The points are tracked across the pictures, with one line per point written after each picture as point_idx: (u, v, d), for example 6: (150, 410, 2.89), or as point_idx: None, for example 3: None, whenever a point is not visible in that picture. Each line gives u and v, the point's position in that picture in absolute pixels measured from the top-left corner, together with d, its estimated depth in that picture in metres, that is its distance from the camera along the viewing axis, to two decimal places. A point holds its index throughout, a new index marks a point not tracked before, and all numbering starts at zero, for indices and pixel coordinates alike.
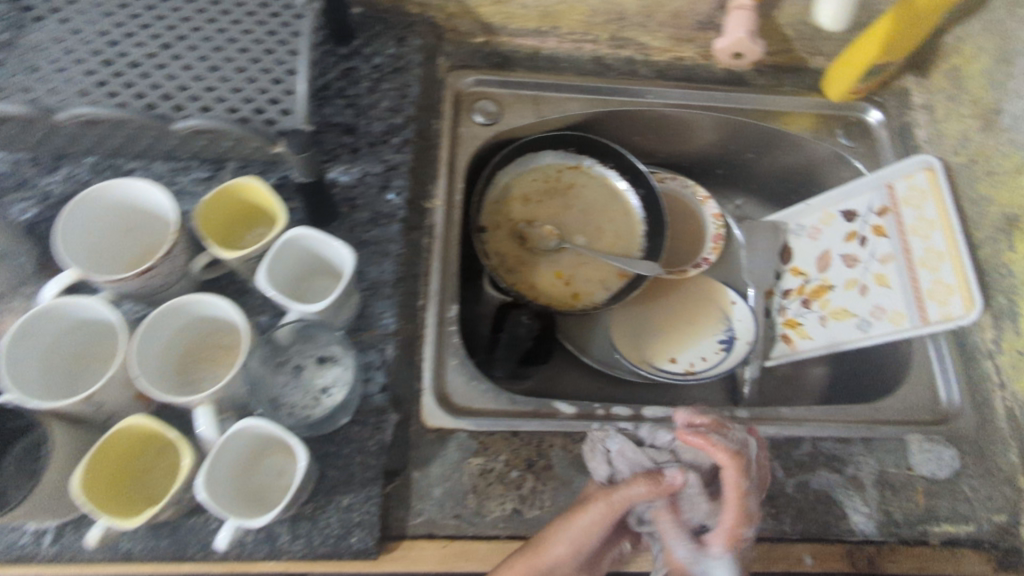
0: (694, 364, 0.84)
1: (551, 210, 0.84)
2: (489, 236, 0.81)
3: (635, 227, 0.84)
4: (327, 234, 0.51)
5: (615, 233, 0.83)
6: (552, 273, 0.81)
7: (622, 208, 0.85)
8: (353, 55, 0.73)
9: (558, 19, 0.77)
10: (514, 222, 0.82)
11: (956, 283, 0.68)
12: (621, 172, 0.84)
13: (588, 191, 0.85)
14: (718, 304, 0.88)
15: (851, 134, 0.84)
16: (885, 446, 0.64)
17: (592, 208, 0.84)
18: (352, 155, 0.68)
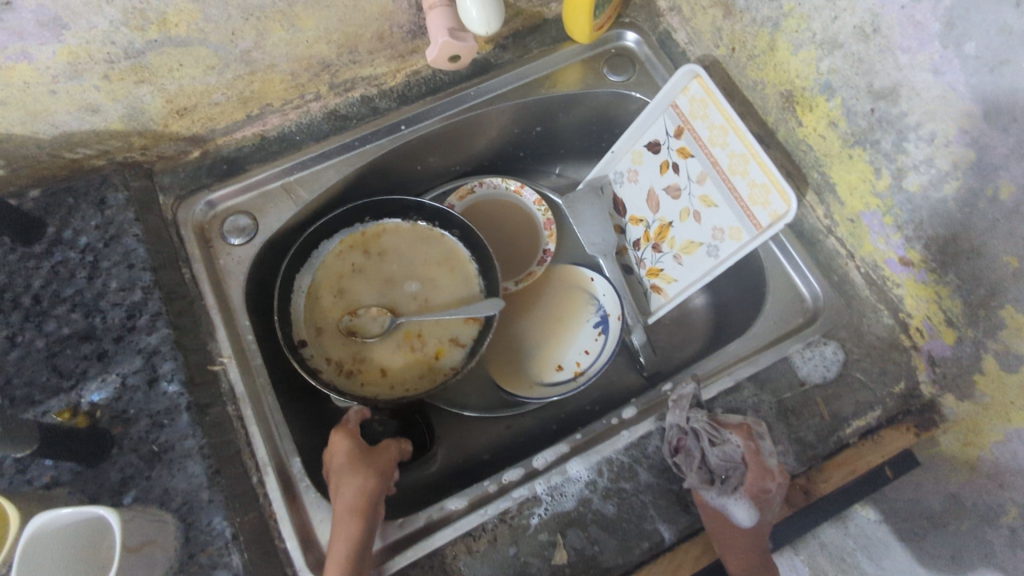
0: (580, 362, 0.78)
1: (371, 287, 0.73)
2: (316, 346, 0.70)
3: (466, 263, 0.75)
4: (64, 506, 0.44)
5: (448, 278, 0.74)
6: (399, 354, 0.71)
7: (446, 252, 0.75)
8: (52, 246, 0.61)
9: (259, 98, 0.66)
10: (337, 316, 0.71)
11: (768, 179, 0.62)
12: (430, 220, 0.76)
13: (403, 248, 0.75)
14: (579, 288, 0.83)
15: (617, 67, 0.77)
16: (773, 374, 0.61)
17: (414, 264, 0.75)
18: (101, 363, 0.57)
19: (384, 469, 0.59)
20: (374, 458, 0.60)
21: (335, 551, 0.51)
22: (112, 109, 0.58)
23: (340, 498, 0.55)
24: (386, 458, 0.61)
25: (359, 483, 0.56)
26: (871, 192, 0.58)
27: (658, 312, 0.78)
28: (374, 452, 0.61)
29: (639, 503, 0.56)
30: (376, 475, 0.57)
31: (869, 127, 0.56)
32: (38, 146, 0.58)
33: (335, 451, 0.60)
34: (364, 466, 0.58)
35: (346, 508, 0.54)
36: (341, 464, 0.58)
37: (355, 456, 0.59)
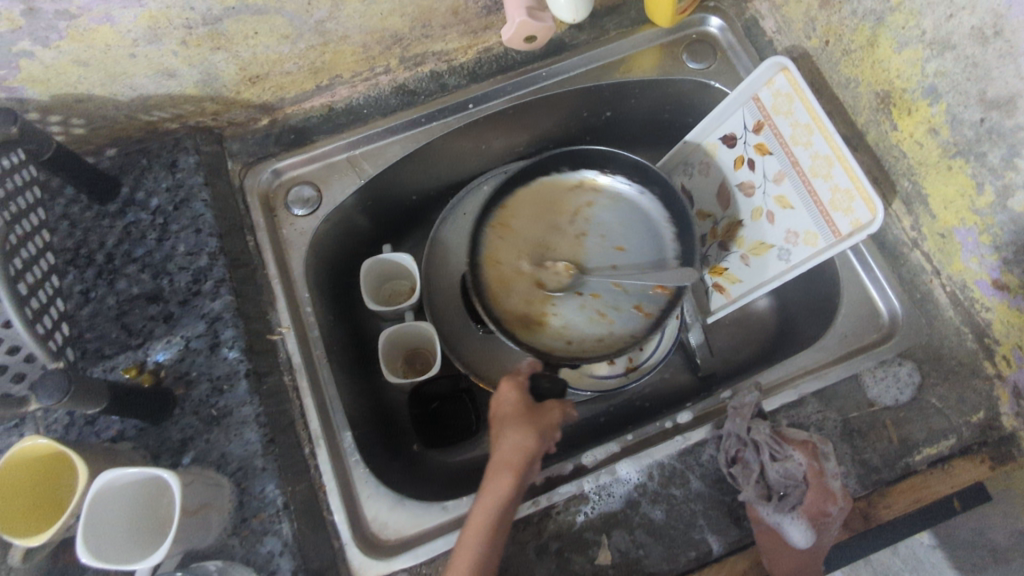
0: (633, 357, 0.76)
1: (599, 222, 0.73)
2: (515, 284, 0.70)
3: (644, 235, 0.72)
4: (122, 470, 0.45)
5: (623, 246, 0.72)
6: (580, 313, 0.70)
7: (615, 228, 0.73)
8: (126, 206, 0.62)
9: (330, 69, 0.65)
10: (515, 268, 0.71)
11: (853, 185, 0.59)
12: (630, 173, 0.73)
13: (580, 211, 0.74)
14: None
15: (697, 54, 0.73)
16: (840, 391, 0.58)
17: (592, 227, 0.73)
18: (167, 325, 0.59)
19: (549, 431, 0.51)
20: (544, 415, 0.52)
21: (479, 521, 0.46)
22: (188, 74, 0.58)
23: (498, 455, 0.49)
24: (554, 415, 0.52)
25: (525, 444, 0.48)
26: (969, 208, 0.54)
27: (718, 313, 0.75)
28: (544, 407, 0.53)
29: (688, 511, 0.55)
30: (539, 438, 0.50)
31: (975, 138, 0.51)
32: (117, 107, 0.59)
33: (505, 399, 0.53)
34: (531, 423, 0.50)
35: (500, 472, 0.47)
36: (507, 417, 0.52)
37: (519, 410, 0.52)
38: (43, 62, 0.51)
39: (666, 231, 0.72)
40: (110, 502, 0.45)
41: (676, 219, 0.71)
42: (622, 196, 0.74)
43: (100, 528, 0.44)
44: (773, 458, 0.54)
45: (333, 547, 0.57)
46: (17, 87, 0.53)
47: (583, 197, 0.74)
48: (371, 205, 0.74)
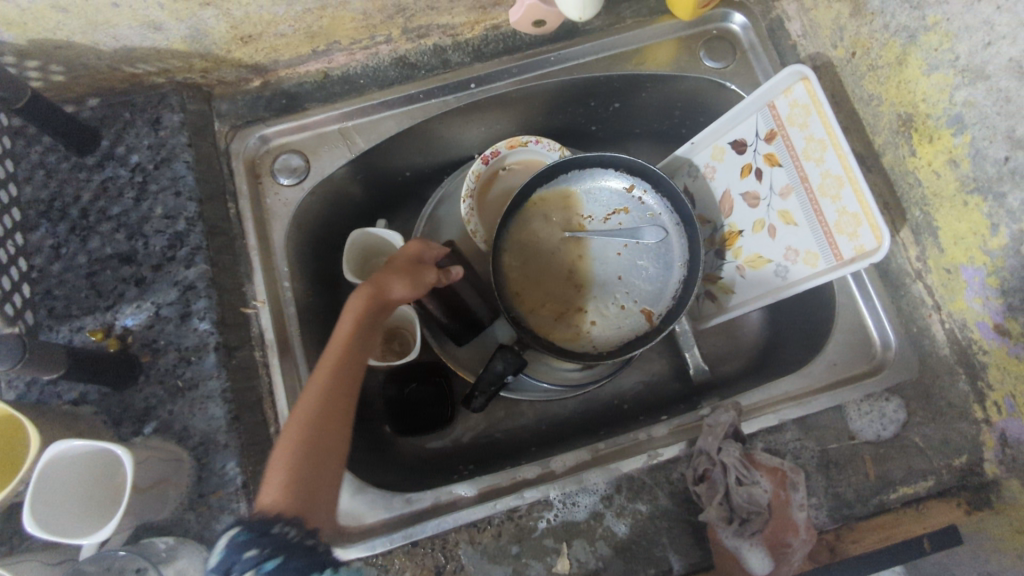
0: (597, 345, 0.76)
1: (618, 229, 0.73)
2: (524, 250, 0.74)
3: (667, 266, 0.72)
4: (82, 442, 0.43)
5: (630, 265, 0.73)
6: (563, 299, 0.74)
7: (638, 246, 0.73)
8: (104, 160, 0.60)
9: (327, 34, 0.62)
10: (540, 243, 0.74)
11: (861, 209, 0.57)
12: (669, 205, 0.72)
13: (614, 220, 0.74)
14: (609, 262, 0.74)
15: (715, 52, 0.70)
16: (822, 421, 0.56)
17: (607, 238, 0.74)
18: (138, 289, 0.57)
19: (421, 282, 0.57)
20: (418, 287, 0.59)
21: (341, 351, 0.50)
22: (174, 28, 0.55)
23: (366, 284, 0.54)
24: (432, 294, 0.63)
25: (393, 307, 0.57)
26: (980, 248, 0.51)
27: (713, 318, 0.73)
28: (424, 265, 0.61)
29: (653, 528, 0.54)
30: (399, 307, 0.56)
31: (996, 176, 0.48)
32: (98, 56, 0.56)
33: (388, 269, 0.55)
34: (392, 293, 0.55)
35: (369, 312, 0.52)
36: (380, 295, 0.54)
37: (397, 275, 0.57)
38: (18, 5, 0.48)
39: (680, 270, 0.72)
40: (60, 466, 0.44)
41: (693, 259, 0.71)
42: (658, 216, 0.72)
43: (49, 494, 0.43)
44: (739, 481, 0.53)
45: None
46: None
47: (628, 205, 0.73)
48: (361, 177, 0.72)
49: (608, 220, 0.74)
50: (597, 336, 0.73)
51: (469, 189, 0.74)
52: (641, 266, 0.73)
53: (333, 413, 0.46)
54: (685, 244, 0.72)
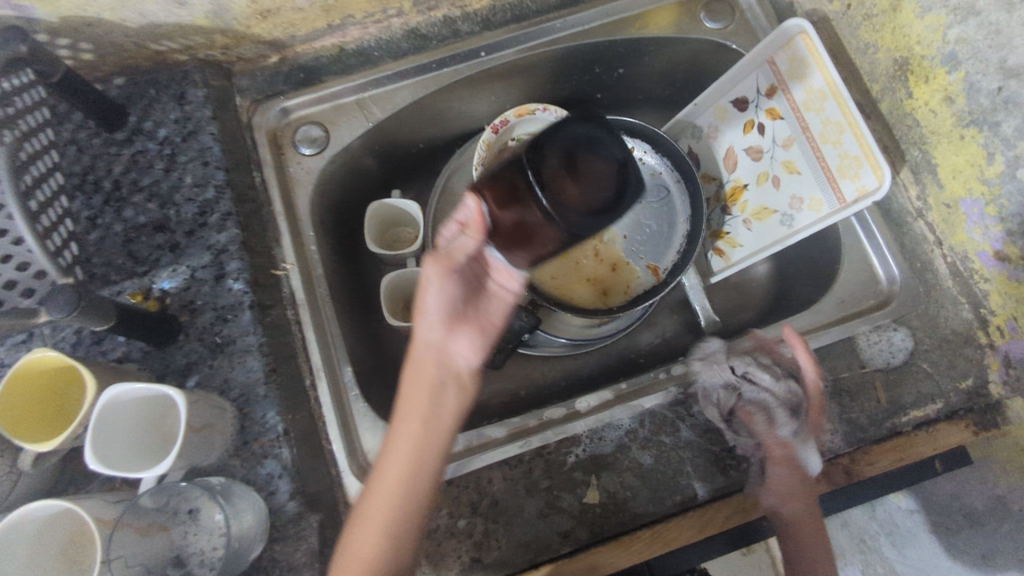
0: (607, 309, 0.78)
1: None
2: None
3: (670, 223, 0.76)
4: (142, 384, 0.46)
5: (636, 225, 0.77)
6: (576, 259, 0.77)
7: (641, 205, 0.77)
8: (133, 135, 0.62)
9: (341, 8, 0.63)
10: None
11: (862, 151, 0.59)
12: (669, 163, 0.75)
13: None
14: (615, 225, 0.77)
15: (715, 14, 0.72)
16: (833, 353, 0.59)
17: None
18: (173, 254, 0.59)
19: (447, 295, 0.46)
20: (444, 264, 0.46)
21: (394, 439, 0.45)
22: (198, 3, 0.57)
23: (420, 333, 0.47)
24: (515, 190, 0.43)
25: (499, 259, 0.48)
26: (978, 178, 0.54)
27: (720, 274, 0.76)
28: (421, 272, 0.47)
29: (676, 457, 0.57)
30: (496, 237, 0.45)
31: (991, 107, 0.51)
32: (125, 34, 0.58)
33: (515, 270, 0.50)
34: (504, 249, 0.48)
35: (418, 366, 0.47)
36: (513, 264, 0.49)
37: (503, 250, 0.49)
38: None
39: (683, 226, 0.75)
40: (115, 410, 0.46)
41: (694, 214, 0.74)
42: (659, 175, 0.76)
43: (105, 435, 0.45)
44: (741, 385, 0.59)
45: (331, 473, 0.59)
46: (26, 6, 0.52)
47: (629, 167, 0.77)
48: (377, 149, 0.75)
49: None
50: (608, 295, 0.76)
51: (482, 158, 0.76)
52: (645, 225, 0.77)
53: (400, 497, 0.44)
54: (686, 200, 0.75)
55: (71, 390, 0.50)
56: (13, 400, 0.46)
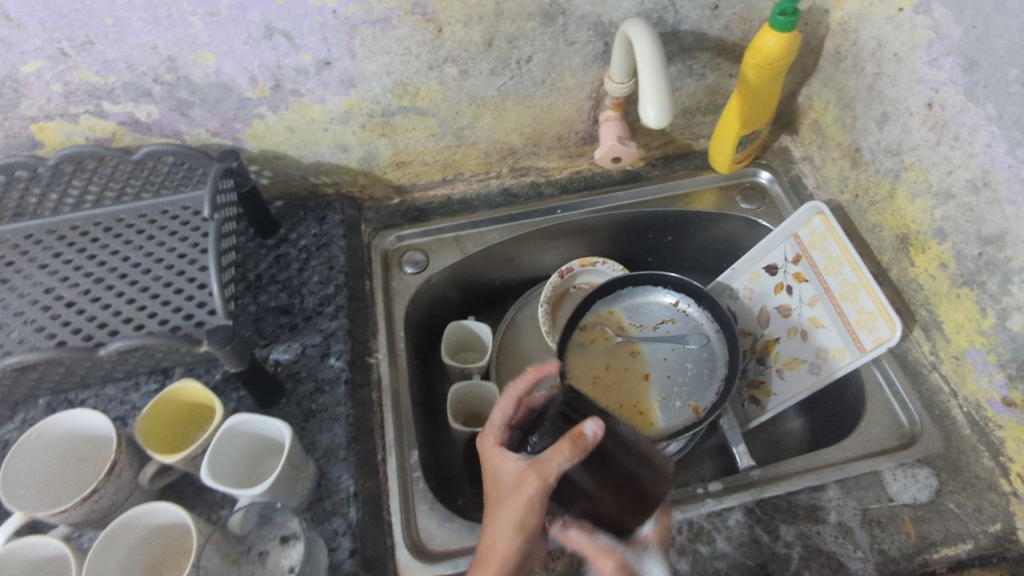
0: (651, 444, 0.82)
1: (666, 335, 0.87)
2: (589, 351, 0.86)
3: (712, 366, 0.84)
4: (268, 417, 0.56)
5: (680, 370, 0.85)
6: (625, 395, 0.83)
7: (684, 349, 0.86)
8: (280, 242, 0.79)
9: (457, 167, 0.85)
10: (606, 346, 0.87)
11: (876, 307, 0.71)
12: (710, 315, 0.86)
13: (666, 331, 0.87)
14: (659, 367, 0.85)
15: (749, 198, 0.89)
16: (860, 483, 0.64)
17: (660, 347, 0.86)
18: (291, 333, 0.72)
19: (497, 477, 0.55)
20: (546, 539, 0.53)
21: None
22: (356, 150, 0.78)
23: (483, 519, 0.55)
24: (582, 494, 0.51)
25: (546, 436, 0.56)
26: (976, 330, 0.64)
27: (758, 420, 0.82)
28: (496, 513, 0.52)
29: (712, 567, 0.59)
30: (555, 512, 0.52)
31: (976, 269, 0.62)
32: (298, 168, 0.79)
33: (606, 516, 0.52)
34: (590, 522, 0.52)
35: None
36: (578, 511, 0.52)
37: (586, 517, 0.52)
38: (267, 123, 0.72)
39: (722, 370, 0.83)
40: (232, 436, 0.57)
41: (731, 358, 0.82)
42: (700, 325, 0.87)
43: (220, 459, 0.55)
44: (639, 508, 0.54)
45: (386, 544, 0.63)
46: (242, 138, 0.73)
47: (673, 317, 0.88)
48: (462, 278, 0.89)
49: (659, 327, 0.88)
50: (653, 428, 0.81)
51: (547, 296, 0.89)
52: (687, 369, 0.84)
53: None
54: (726, 347, 0.84)
55: (193, 430, 0.61)
56: (153, 419, 0.57)
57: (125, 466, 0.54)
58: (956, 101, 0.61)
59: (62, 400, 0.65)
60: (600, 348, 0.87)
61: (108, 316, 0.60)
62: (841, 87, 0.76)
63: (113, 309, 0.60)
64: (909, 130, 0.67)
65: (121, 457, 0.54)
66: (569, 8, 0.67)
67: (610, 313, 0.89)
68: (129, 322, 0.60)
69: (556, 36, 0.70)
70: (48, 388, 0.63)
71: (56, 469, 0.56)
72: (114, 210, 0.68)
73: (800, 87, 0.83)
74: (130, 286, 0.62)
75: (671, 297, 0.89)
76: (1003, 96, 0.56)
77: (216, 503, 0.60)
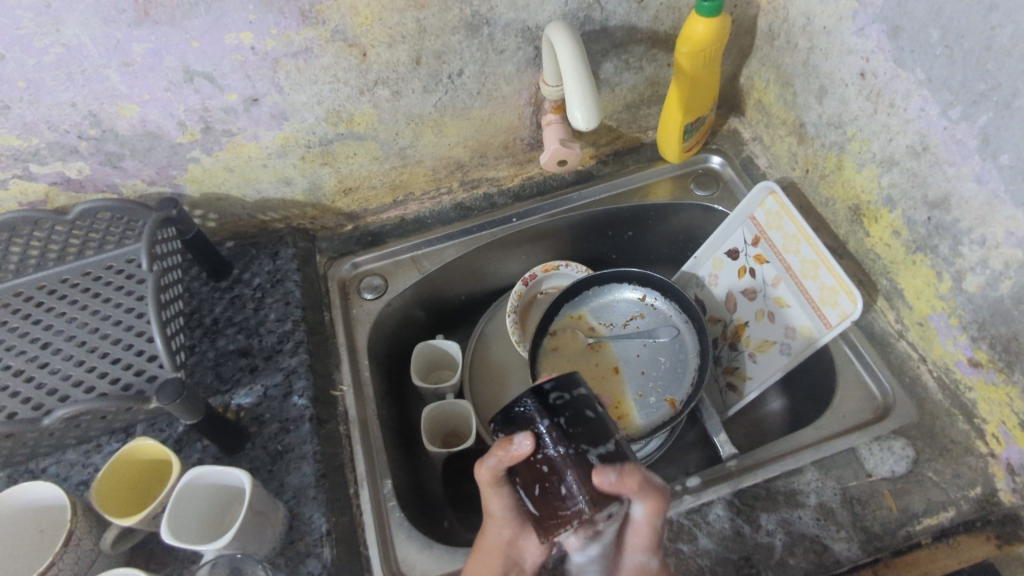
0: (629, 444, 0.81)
1: (636, 331, 0.86)
2: (560, 356, 0.85)
3: (685, 359, 0.83)
4: (222, 466, 0.55)
5: (651, 364, 0.84)
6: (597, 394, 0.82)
7: (656, 344, 0.85)
8: (234, 283, 0.78)
9: (406, 187, 0.84)
10: (575, 348, 0.86)
11: (837, 282, 0.70)
12: (678, 306, 0.85)
13: (634, 327, 0.87)
14: (631, 364, 0.84)
15: (702, 184, 0.88)
16: (838, 462, 0.63)
17: (630, 344, 0.86)
18: (252, 375, 0.70)
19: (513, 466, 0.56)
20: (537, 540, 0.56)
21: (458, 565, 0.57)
22: (299, 183, 0.77)
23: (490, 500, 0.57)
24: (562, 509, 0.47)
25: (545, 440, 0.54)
26: (936, 295, 0.63)
27: (735, 407, 0.81)
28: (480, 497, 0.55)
29: (696, 565, 0.58)
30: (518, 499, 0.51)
31: (927, 234, 0.62)
32: (243, 207, 0.78)
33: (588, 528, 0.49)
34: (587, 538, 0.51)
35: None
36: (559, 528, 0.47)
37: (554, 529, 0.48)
38: (203, 166, 0.71)
39: (695, 360, 0.82)
40: (193, 492, 0.55)
41: (703, 348, 0.82)
42: (669, 317, 0.86)
43: (180, 515, 0.54)
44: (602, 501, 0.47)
45: None
46: (180, 184, 0.72)
47: (640, 312, 0.87)
48: (425, 298, 0.88)
49: (628, 324, 0.87)
50: (628, 427, 0.80)
51: (513, 305, 0.88)
52: (661, 363, 0.84)
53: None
54: (697, 337, 0.83)
55: (155, 485, 0.59)
56: (110, 481, 0.55)
57: (84, 533, 0.53)
58: (886, 69, 0.61)
59: (22, 471, 0.64)
60: (570, 353, 0.85)
61: (57, 382, 0.58)
62: (778, 65, 0.75)
63: (62, 373, 0.59)
64: (847, 101, 0.67)
65: (78, 525, 0.53)
66: (492, 17, 0.66)
67: (578, 316, 0.88)
68: (79, 385, 0.58)
69: (484, 47, 0.69)
70: (2, 461, 0.61)
71: (15, 544, 0.54)
72: (55, 270, 0.66)
73: (740, 69, 0.82)
74: (78, 347, 0.60)
75: (638, 292, 0.88)
76: (930, 59, 0.56)
77: (187, 558, 0.59)
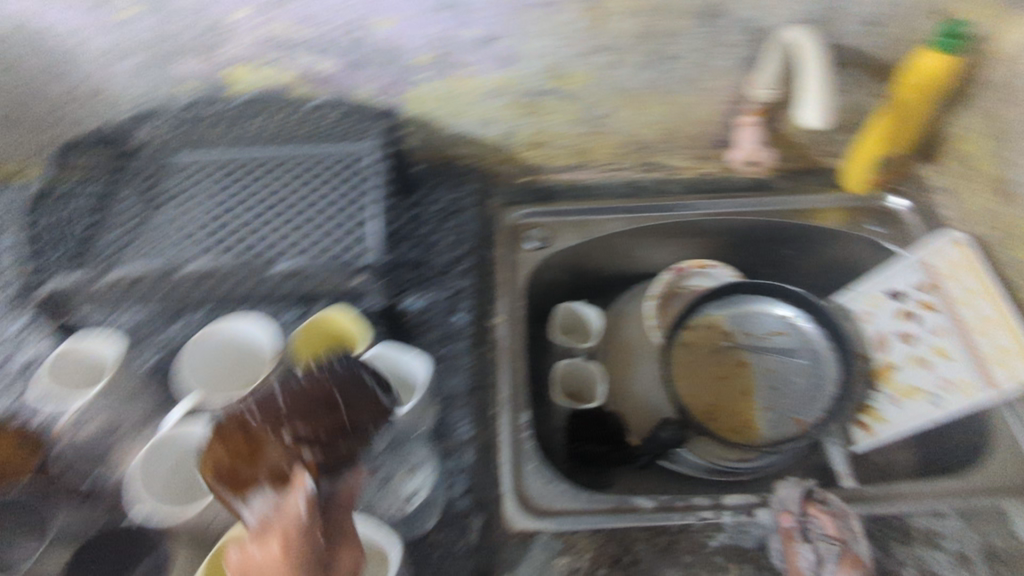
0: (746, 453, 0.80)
1: (775, 347, 0.88)
2: (693, 352, 0.89)
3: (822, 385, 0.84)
4: (405, 348, 0.61)
5: (785, 382, 0.86)
6: (725, 395, 0.86)
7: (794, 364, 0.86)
8: (417, 200, 0.84)
9: (590, 154, 0.88)
10: (712, 345, 0.89)
11: (1014, 345, 0.67)
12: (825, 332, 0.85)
13: (774, 342, 0.88)
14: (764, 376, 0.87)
15: (880, 222, 0.87)
16: (982, 518, 0.61)
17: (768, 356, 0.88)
18: (422, 284, 0.76)
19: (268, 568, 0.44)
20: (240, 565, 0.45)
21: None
22: (499, 126, 0.83)
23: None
24: (324, 395, 0.53)
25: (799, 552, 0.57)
26: None
27: (864, 445, 0.79)
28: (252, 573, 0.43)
29: None
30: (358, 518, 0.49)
31: None
32: (443, 136, 0.84)
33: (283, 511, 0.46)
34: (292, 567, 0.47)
35: None
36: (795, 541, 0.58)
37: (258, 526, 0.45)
38: (427, 90, 0.77)
39: (834, 388, 0.82)
40: (373, 366, 0.61)
41: (843, 378, 0.82)
42: (811, 339, 0.86)
43: None
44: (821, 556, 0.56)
45: None
46: (401, 101, 0.79)
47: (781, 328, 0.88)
48: (577, 262, 0.90)
49: (768, 337, 0.88)
50: (754, 435, 0.83)
51: (658, 291, 0.90)
52: (796, 383, 0.85)
53: None
54: (837, 366, 0.83)
55: None
56: (306, 339, 0.62)
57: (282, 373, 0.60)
58: None
59: None
60: (703, 350, 0.89)
61: (276, 240, 0.66)
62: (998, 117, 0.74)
63: (281, 235, 0.67)
64: None
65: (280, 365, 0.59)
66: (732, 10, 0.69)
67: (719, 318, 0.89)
68: (293, 248, 0.66)
69: (709, 37, 0.72)
70: None
71: (216, 367, 0.61)
72: (281, 148, 0.74)
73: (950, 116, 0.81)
74: (298, 217, 0.68)
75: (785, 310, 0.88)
76: None
77: None
